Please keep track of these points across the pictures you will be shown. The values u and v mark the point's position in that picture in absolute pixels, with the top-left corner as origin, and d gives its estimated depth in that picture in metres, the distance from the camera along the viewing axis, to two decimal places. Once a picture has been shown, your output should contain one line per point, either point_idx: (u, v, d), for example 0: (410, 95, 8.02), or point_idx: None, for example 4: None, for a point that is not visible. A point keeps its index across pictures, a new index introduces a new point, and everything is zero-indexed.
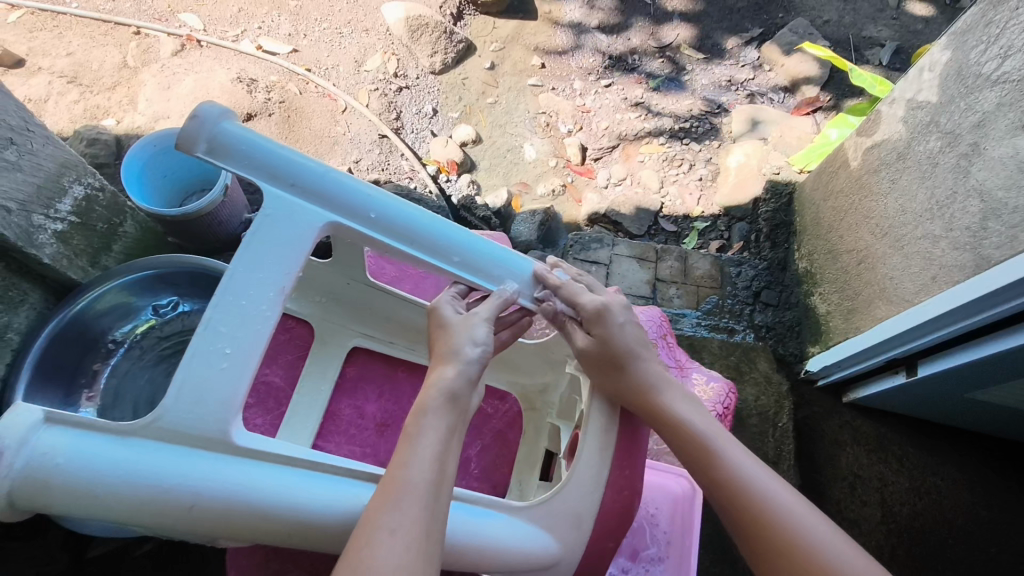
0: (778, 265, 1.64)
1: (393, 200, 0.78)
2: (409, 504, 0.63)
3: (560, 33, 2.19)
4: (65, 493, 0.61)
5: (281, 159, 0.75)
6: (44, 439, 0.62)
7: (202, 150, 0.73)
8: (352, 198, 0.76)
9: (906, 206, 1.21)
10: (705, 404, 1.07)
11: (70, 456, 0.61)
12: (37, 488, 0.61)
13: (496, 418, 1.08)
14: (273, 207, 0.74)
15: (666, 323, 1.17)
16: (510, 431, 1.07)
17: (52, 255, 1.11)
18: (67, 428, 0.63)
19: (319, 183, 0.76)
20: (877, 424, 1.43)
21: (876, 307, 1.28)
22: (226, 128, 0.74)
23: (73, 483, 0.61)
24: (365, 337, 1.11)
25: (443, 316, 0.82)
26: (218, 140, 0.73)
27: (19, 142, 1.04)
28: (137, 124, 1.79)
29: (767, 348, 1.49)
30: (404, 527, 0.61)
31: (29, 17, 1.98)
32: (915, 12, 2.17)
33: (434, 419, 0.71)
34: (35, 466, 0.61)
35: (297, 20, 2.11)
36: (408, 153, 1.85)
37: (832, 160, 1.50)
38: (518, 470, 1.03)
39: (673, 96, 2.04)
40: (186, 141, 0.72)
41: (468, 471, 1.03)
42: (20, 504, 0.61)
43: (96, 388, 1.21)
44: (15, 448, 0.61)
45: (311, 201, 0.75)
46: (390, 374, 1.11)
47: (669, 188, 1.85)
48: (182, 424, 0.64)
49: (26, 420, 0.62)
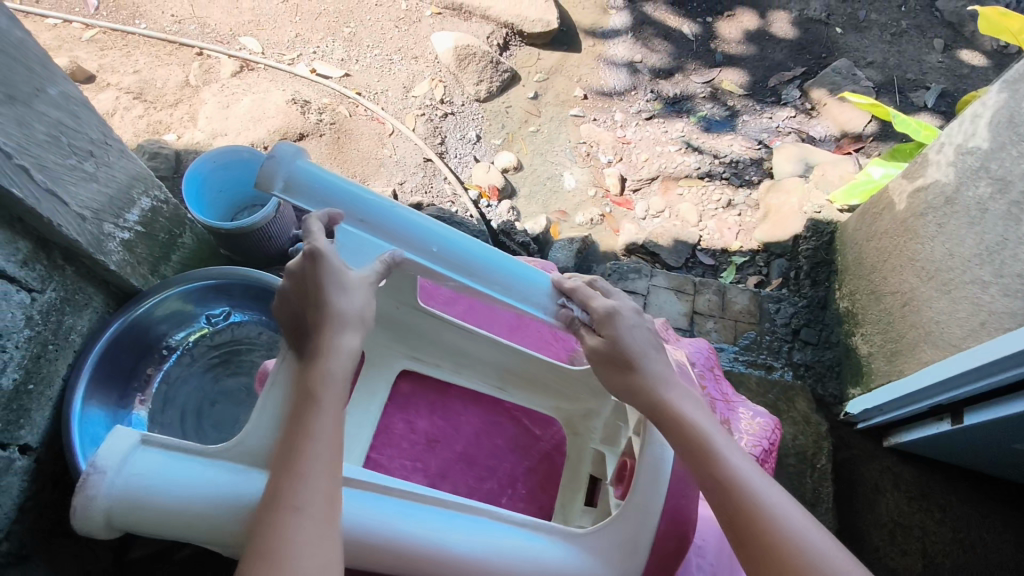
0: (818, 304, 1.62)
1: (454, 234, 0.82)
2: (315, 478, 0.60)
3: (604, 67, 2.25)
4: (156, 514, 0.63)
5: (351, 197, 0.79)
6: (137, 461, 0.64)
7: (278, 188, 0.77)
8: (416, 233, 0.81)
9: (954, 250, 1.20)
10: (751, 440, 1.04)
11: (164, 477, 0.64)
12: (130, 506, 0.63)
13: (544, 441, 1.08)
14: (346, 241, 0.82)
15: (713, 356, 1.16)
16: (558, 454, 1.08)
17: (119, 262, 1.17)
18: (159, 449, 0.66)
19: (387, 220, 0.81)
20: (918, 470, 1.40)
21: (920, 350, 1.26)
22: (302, 166, 0.77)
23: (163, 504, 0.63)
24: (413, 360, 1.10)
25: (329, 264, 0.73)
26: (294, 177, 0.77)
27: (98, 155, 1.10)
28: (196, 140, 1.87)
29: (805, 387, 1.48)
30: (311, 503, 0.58)
31: (101, 36, 2.09)
32: (962, 56, 2.16)
33: (334, 388, 0.67)
34: (129, 487, 0.63)
35: (350, 46, 2.20)
36: (451, 178, 1.90)
37: (876, 201, 1.48)
38: (563, 494, 1.03)
39: (715, 132, 2.07)
40: (264, 181, 0.75)
41: (515, 490, 1.04)
42: (116, 523, 0.63)
43: (148, 392, 1.26)
44: (112, 468, 0.63)
45: (378, 235, 0.82)
46: (442, 391, 1.10)
47: (707, 222, 1.86)
48: (263, 446, 0.68)
49: (123, 442, 0.65)
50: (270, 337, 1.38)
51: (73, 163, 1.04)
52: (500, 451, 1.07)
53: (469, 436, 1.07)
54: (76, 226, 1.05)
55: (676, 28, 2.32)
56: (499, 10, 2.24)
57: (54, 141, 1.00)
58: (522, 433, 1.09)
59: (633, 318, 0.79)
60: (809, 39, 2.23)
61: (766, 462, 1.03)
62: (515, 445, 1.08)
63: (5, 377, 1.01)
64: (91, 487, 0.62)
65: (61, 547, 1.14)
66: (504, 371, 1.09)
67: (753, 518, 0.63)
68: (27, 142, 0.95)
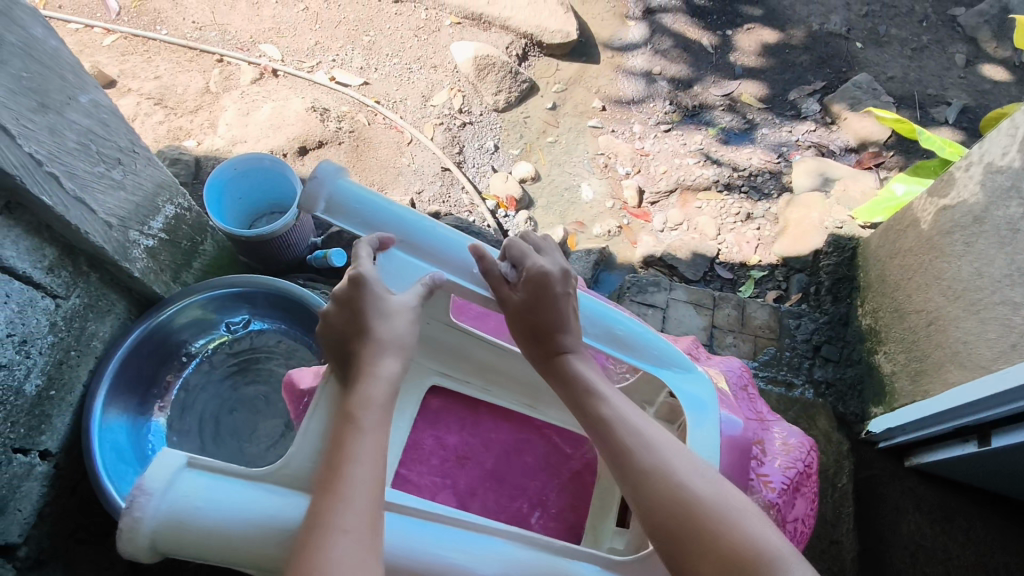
0: (839, 320, 1.60)
1: (489, 253, 0.87)
2: (359, 500, 0.63)
3: (622, 79, 2.25)
4: (204, 536, 0.65)
5: (391, 218, 0.84)
6: (185, 483, 0.66)
7: (320, 209, 0.80)
8: (454, 252, 0.86)
9: (983, 270, 1.19)
10: (785, 461, 0.99)
11: (210, 500, 0.66)
12: (178, 527, 0.65)
13: (575, 459, 1.07)
14: (388, 263, 0.86)
15: (747, 374, 1.14)
16: (589, 473, 1.06)
17: (143, 268, 1.17)
18: (204, 472, 0.68)
19: (427, 241, 0.86)
20: (942, 492, 1.37)
21: (947, 371, 1.24)
22: (344, 186, 0.80)
23: (210, 526, 0.65)
24: (443, 376, 1.08)
25: (372, 291, 0.79)
26: (335, 198, 0.80)
27: (126, 162, 1.11)
28: (216, 146, 1.88)
29: (827, 405, 1.46)
30: (356, 526, 0.61)
31: (122, 42, 2.11)
32: (984, 72, 2.15)
33: (375, 414, 0.71)
34: (178, 509, 0.65)
35: (370, 54, 2.21)
36: (468, 187, 1.90)
37: (900, 218, 1.47)
38: (594, 515, 1.01)
39: (733, 144, 2.06)
40: (308, 201, 0.78)
41: (544, 509, 1.03)
42: (160, 545, 0.65)
43: (167, 399, 1.27)
44: (162, 489, 0.65)
45: (416, 255, 0.86)
46: (471, 408, 1.08)
47: (726, 235, 1.85)
48: (305, 470, 0.71)
49: (172, 463, 0.67)
50: (288, 346, 1.36)
51: (102, 171, 1.05)
52: (530, 469, 1.05)
53: (499, 453, 1.06)
54: (102, 233, 1.05)
55: (695, 41, 2.32)
56: (518, 20, 2.24)
57: (84, 149, 1.01)
58: (553, 451, 1.07)
59: (561, 286, 0.84)
60: (829, 53, 2.22)
61: (801, 485, 0.99)
62: (545, 463, 1.06)
63: (28, 383, 1.01)
64: (139, 508, 0.64)
65: (78, 553, 1.14)
66: (534, 387, 1.08)
67: (663, 482, 0.71)
68: (58, 150, 0.95)
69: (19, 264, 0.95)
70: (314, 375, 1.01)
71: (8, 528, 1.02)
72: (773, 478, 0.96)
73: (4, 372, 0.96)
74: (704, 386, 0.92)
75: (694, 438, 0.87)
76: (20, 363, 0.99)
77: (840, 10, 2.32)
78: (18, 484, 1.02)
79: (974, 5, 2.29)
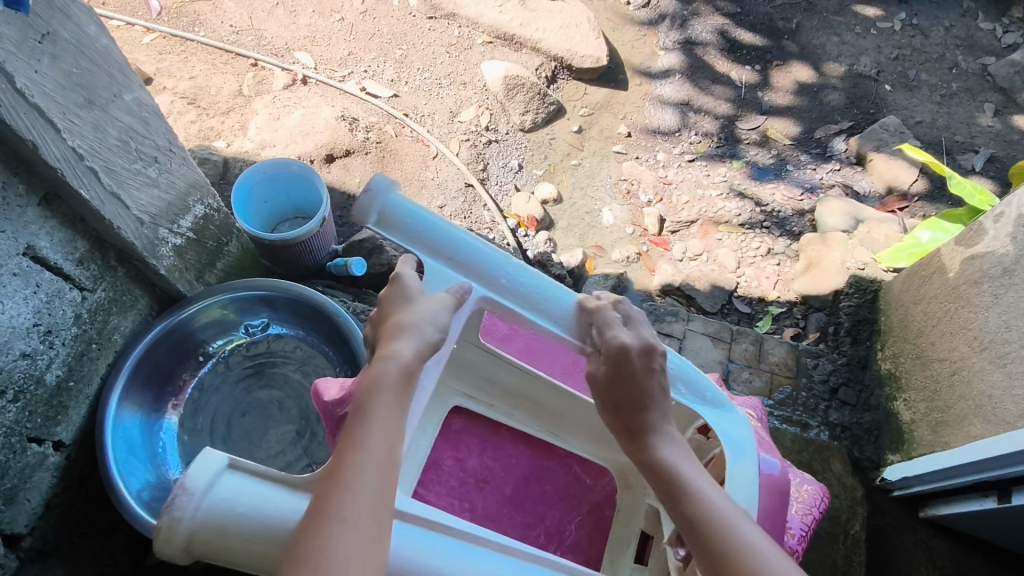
0: (858, 363, 1.59)
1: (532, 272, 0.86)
2: (362, 489, 0.61)
3: (650, 107, 2.27)
4: (239, 539, 0.65)
5: (439, 233, 0.84)
6: (226, 485, 0.67)
7: (373, 221, 0.82)
8: (493, 267, 0.85)
9: (1011, 323, 1.17)
10: (801, 508, 1.00)
11: (250, 504, 0.66)
12: (215, 530, 0.65)
13: (594, 491, 1.06)
14: (435, 278, 0.84)
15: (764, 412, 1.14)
16: (608, 506, 1.05)
17: (168, 266, 1.18)
18: (246, 475, 0.68)
19: (473, 258, 0.85)
20: (956, 546, 1.34)
21: (969, 423, 1.22)
22: (395, 200, 0.82)
23: (246, 529, 0.65)
24: (468, 398, 1.09)
25: (404, 285, 0.82)
26: (387, 211, 0.82)
27: (162, 161, 1.12)
28: (245, 149, 1.90)
29: (842, 449, 1.44)
30: (355, 515, 0.59)
31: (160, 40, 2.15)
32: (1015, 122, 2.14)
33: (386, 397, 0.69)
34: (217, 511, 0.65)
35: (400, 67, 2.23)
36: (491, 204, 1.92)
37: (926, 264, 1.45)
38: (612, 549, 1.01)
39: (758, 179, 2.06)
40: (360, 214, 0.81)
41: (562, 540, 1.02)
42: (195, 547, 0.66)
43: (181, 398, 1.28)
44: (203, 491, 0.66)
45: (461, 272, 0.85)
46: (495, 432, 1.08)
47: (745, 268, 1.84)
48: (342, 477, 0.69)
49: (213, 465, 0.67)
50: (305, 352, 1.37)
51: (138, 168, 1.06)
52: (549, 499, 1.05)
53: (519, 480, 1.05)
54: (134, 229, 1.06)
55: (724, 73, 2.34)
56: (550, 43, 2.27)
57: (123, 146, 1.02)
58: (573, 480, 1.07)
59: (642, 358, 0.79)
60: (857, 94, 2.23)
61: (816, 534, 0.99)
62: (565, 493, 1.06)
63: (49, 373, 1.02)
64: (180, 508, 0.65)
65: (82, 547, 1.13)
66: (557, 415, 1.08)
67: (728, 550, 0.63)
68: (99, 145, 0.97)
69: (51, 255, 0.97)
70: (340, 388, 0.99)
71: (15, 517, 1.00)
72: (791, 526, 0.97)
73: (26, 361, 0.97)
74: (739, 425, 0.90)
75: (732, 480, 0.85)
76: (43, 353, 0.99)
77: (871, 52, 2.34)
78: (29, 474, 1.02)
79: (1004, 56, 2.29)
